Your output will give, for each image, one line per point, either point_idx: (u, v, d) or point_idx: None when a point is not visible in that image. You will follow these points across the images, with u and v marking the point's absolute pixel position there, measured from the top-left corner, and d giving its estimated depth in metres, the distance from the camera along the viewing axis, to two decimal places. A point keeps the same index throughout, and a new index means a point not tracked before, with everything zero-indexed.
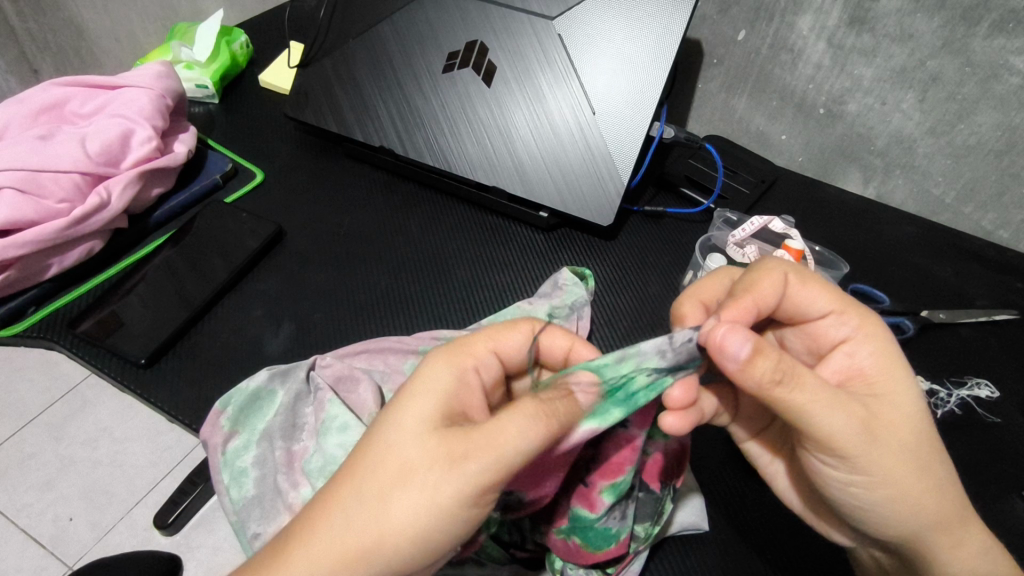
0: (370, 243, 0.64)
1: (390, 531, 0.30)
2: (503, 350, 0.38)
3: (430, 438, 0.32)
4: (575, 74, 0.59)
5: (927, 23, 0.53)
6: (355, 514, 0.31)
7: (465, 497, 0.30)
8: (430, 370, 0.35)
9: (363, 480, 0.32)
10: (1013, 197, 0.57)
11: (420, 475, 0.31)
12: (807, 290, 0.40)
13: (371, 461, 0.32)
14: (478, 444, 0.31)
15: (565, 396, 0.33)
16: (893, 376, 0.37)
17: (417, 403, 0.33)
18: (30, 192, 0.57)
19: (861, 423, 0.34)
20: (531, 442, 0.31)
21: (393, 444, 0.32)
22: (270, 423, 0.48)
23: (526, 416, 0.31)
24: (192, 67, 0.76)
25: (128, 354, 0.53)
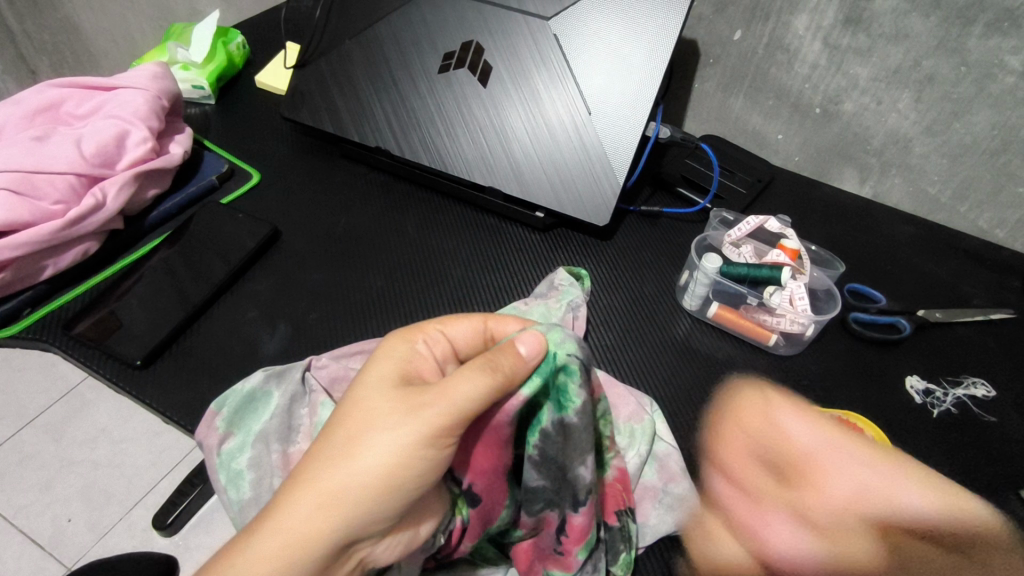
0: (366, 244, 0.64)
1: (357, 477, 0.34)
2: (452, 332, 0.42)
3: (393, 396, 0.36)
4: (571, 73, 0.59)
5: (922, 23, 0.53)
6: (327, 460, 0.34)
7: (424, 437, 0.34)
8: (387, 346, 0.40)
9: (336, 432, 0.36)
10: (1010, 196, 0.57)
11: (384, 422, 0.35)
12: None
13: (343, 417, 0.36)
14: (433, 395, 0.35)
15: (507, 349, 0.36)
16: None
17: (379, 369, 0.38)
18: (25, 193, 0.57)
19: None
20: (478, 392, 0.34)
21: (360, 401, 0.36)
22: (266, 425, 0.47)
23: (473, 371, 0.35)
24: (189, 68, 0.76)
25: (123, 355, 0.53)
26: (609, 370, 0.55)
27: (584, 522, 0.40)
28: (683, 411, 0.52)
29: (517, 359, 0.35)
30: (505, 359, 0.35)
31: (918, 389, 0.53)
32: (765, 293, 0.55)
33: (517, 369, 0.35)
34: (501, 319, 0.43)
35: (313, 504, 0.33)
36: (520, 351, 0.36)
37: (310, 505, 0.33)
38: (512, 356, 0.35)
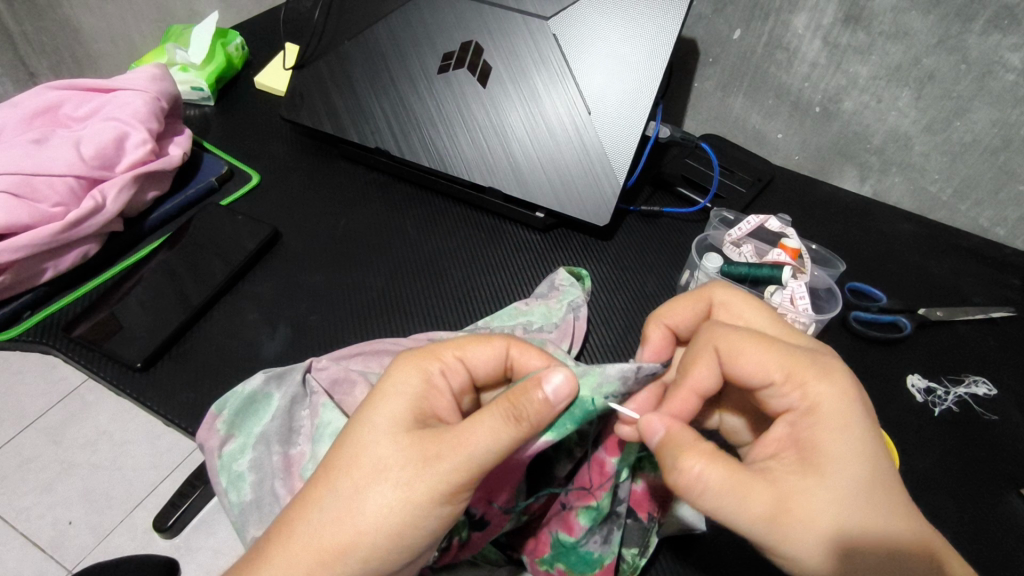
0: (366, 245, 0.64)
1: (362, 527, 0.34)
2: (470, 360, 0.40)
3: (404, 440, 0.35)
4: (571, 75, 0.59)
5: (922, 21, 0.52)
6: (333, 511, 0.34)
7: (436, 495, 0.34)
8: (398, 377, 0.38)
9: (341, 480, 0.35)
10: (1010, 193, 0.57)
11: (393, 475, 0.34)
12: (749, 353, 0.39)
13: (347, 460, 0.35)
14: (449, 444, 0.34)
15: (535, 394, 0.34)
16: (829, 448, 0.35)
17: (388, 406, 0.37)
18: (24, 196, 0.56)
19: (761, 504, 0.34)
20: (497, 444, 0.34)
21: (366, 445, 0.35)
22: (267, 426, 0.48)
23: (494, 420, 0.34)
24: (188, 69, 0.76)
25: (124, 357, 0.53)
26: None
27: (603, 485, 0.41)
28: None
29: (543, 405, 0.34)
30: (530, 408, 0.34)
31: (919, 388, 0.53)
32: (766, 293, 0.55)
33: (544, 417, 0.34)
34: (523, 346, 0.40)
35: (315, 557, 0.33)
36: (549, 398, 0.34)
37: (312, 557, 0.33)
38: (538, 403, 0.34)
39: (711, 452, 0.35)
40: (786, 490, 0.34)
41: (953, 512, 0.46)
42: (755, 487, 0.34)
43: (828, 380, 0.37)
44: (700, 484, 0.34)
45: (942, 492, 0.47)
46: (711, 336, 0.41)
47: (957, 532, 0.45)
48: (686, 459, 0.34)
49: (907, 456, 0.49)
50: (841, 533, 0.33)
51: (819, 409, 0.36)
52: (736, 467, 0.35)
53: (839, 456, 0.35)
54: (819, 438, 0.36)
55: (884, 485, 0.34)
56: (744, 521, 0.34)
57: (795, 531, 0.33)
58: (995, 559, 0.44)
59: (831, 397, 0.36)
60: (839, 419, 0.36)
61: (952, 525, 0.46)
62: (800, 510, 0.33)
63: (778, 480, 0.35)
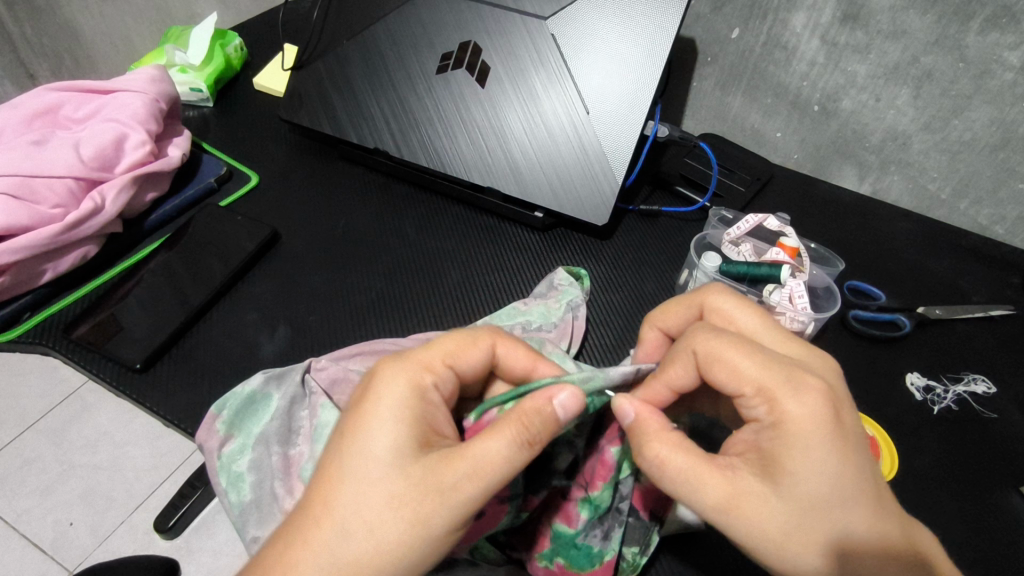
0: (365, 245, 0.64)
1: (377, 562, 0.33)
2: (461, 365, 0.40)
3: (413, 470, 0.34)
4: (569, 74, 0.59)
5: (921, 19, 0.52)
6: (342, 549, 0.33)
7: (454, 523, 0.34)
8: (392, 395, 0.37)
9: (349, 518, 0.33)
10: (1009, 192, 0.57)
11: (408, 507, 0.33)
12: (727, 361, 0.37)
13: (352, 496, 0.34)
14: (465, 471, 0.34)
15: (546, 416, 0.35)
16: (787, 452, 0.34)
17: (388, 433, 0.35)
18: (24, 197, 0.57)
19: (713, 501, 0.34)
20: (514, 467, 0.34)
21: (372, 477, 0.34)
22: (266, 427, 0.47)
23: (508, 444, 0.34)
24: (187, 70, 0.76)
25: (123, 358, 0.53)
26: None
27: (600, 475, 0.41)
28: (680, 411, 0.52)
29: (553, 423, 0.35)
30: (542, 428, 0.35)
31: (919, 386, 0.53)
32: (765, 292, 0.55)
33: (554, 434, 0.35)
34: (510, 345, 0.42)
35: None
36: (559, 417, 0.35)
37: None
38: (550, 422, 0.35)
39: (677, 440, 0.36)
40: (738, 486, 0.34)
41: (953, 511, 0.46)
42: (709, 482, 0.34)
43: (802, 396, 0.35)
44: (661, 467, 0.36)
45: (942, 491, 0.47)
46: (690, 340, 0.40)
47: (956, 530, 0.45)
48: (651, 444, 0.36)
49: (907, 455, 0.49)
50: (784, 536, 0.33)
51: (786, 424, 0.35)
52: (697, 457, 0.35)
53: (796, 470, 0.34)
54: (779, 450, 0.35)
55: (841, 502, 0.33)
56: (693, 508, 0.35)
57: (745, 527, 0.34)
58: (995, 559, 0.44)
59: (802, 414, 0.35)
60: (806, 436, 0.34)
61: (953, 523, 0.46)
62: (751, 508, 0.34)
63: (736, 478, 0.35)
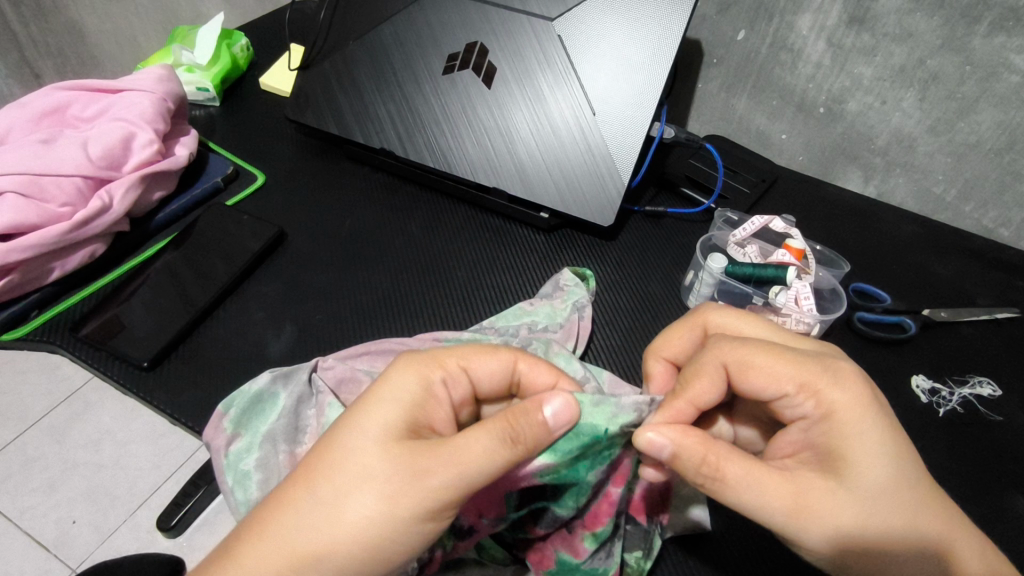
0: (371, 245, 0.65)
1: (339, 533, 0.33)
2: (475, 370, 0.40)
3: (394, 449, 0.35)
4: (575, 75, 0.59)
5: (927, 22, 0.53)
6: (307, 515, 0.34)
7: (421, 511, 0.33)
8: (396, 380, 0.38)
9: (322, 483, 0.34)
10: (1014, 194, 0.57)
11: (379, 484, 0.34)
12: (760, 364, 0.39)
13: (332, 464, 0.35)
14: (442, 458, 0.34)
15: (535, 419, 0.35)
16: (846, 441, 0.36)
17: (381, 412, 0.36)
18: (32, 195, 0.57)
19: (787, 505, 0.35)
20: (493, 462, 0.34)
21: (354, 449, 0.35)
22: (273, 425, 0.48)
23: (492, 438, 0.34)
24: (193, 70, 0.75)
25: (130, 356, 0.53)
26: (621, 372, 0.55)
27: (605, 511, 0.41)
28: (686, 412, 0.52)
29: (541, 427, 0.35)
30: (528, 430, 0.35)
31: (924, 388, 0.53)
32: (770, 293, 0.55)
33: (540, 440, 0.35)
34: (531, 362, 0.41)
35: (287, 561, 0.33)
36: (547, 421, 0.35)
37: (283, 562, 0.33)
38: (536, 425, 0.35)
39: (727, 452, 0.36)
40: (805, 487, 0.35)
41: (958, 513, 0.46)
42: (778, 486, 0.35)
43: (843, 385, 0.37)
44: (720, 479, 0.35)
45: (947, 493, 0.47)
46: (717, 351, 0.40)
47: None
48: (719, 461, 0.35)
49: None
50: (862, 529, 0.34)
51: (836, 414, 0.37)
52: (755, 465, 0.35)
53: (858, 459, 0.35)
54: (836, 442, 0.36)
55: (906, 485, 0.35)
56: (763, 516, 0.35)
57: (822, 525, 0.34)
58: None
59: (847, 402, 0.37)
60: (857, 424, 0.36)
61: None
62: (823, 505, 0.34)
63: (801, 477, 0.35)
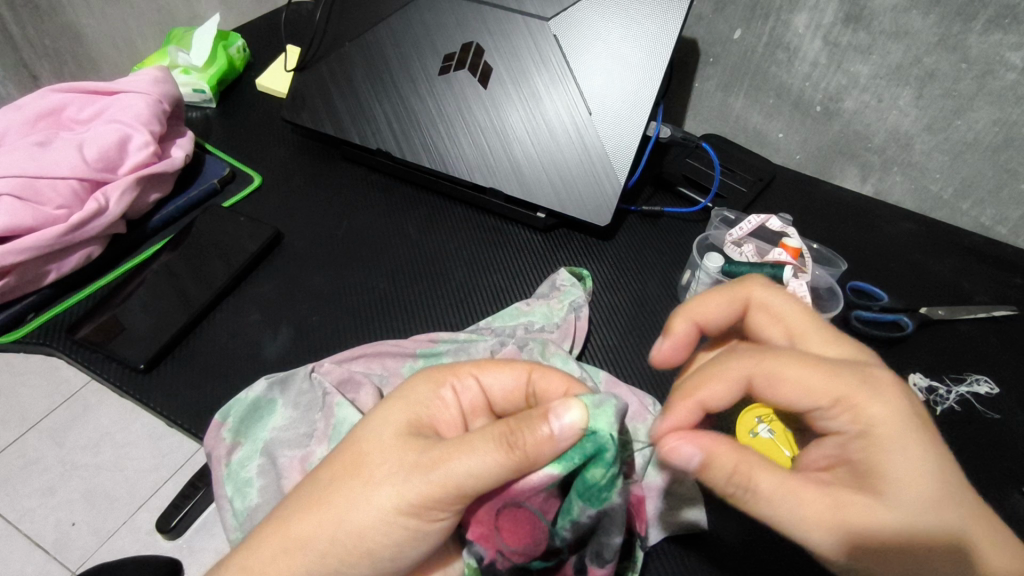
0: (368, 246, 0.65)
1: (329, 522, 0.34)
2: (487, 380, 0.39)
3: (393, 442, 0.35)
4: (571, 74, 0.59)
5: (923, 20, 0.52)
6: (305, 501, 0.35)
7: (407, 506, 0.33)
8: (409, 385, 0.39)
9: (324, 471, 0.36)
10: (1012, 192, 0.57)
11: (372, 473, 0.34)
12: (789, 381, 0.36)
13: (339, 455, 0.36)
14: (434, 456, 0.33)
15: (534, 425, 0.33)
16: (884, 455, 0.34)
17: (390, 411, 0.37)
18: (27, 198, 0.57)
19: (826, 522, 0.33)
20: (483, 467, 0.32)
21: (359, 440, 0.36)
22: (273, 432, 0.49)
23: (486, 443, 0.33)
24: (189, 72, 0.76)
25: (127, 359, 0.53)
26: (613, 370, 0.55)
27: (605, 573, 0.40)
28: None
29: (543, 437, 0.32)
30: (528, 437, 0.32)
31: (921, 386, 0.53)
32: None
33: (541, 450, 0.32)
34: (545, 371, 0.39)
35: (280, 544, 0.34)
36: (552, 430, 0.33)
37: (277, 545, 0.34)
38: (539, 435, 0.32)
39: (761, 463, 0.34)
40: (842, 503, 0.33)
41: None
42: (814, 500, 0.33)
43: (882, 397, 0.35)
44: (753, 490, 0.34)
45: None
46: (747, 362, 0.38)
47: None
48: (752, 475, 0.33)
49: None
50: (901, 548, 0.32)
51: (874, 428, 0.34)
52: (789, 478, 0.34)
53: (899, 475, 0.33)
54: (874, 458, 0.34)
55: (949, 503, 0.33)
56: (797, 529, 0.33)
57: (860, 542, 0.32)
58: None
59: (891, 412, 0.34)
60: (897, 440, 0.34)
61: None
62: (861, 521, 0.32)
63: (838, 493, 0.33)
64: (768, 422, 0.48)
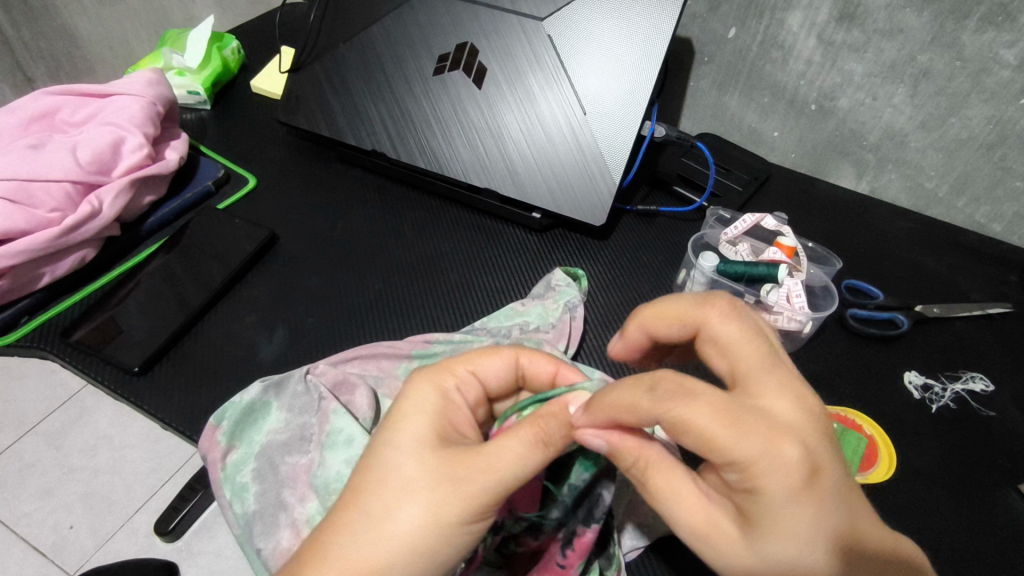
0: (365, 247, 0.64)
1: (393, 549, 0.32)
2: (483, 372, 0.40)
3: (432, 459, 0.34)
4: (566, 75, 0.59)
5: (917, 18, 0.52)
6: (362, 533, 0.33)
7: (473, 515, 0.33)
8: (415, 394, 0.38)
9: (370, 499, 0.34)
10: (1007, 189, 0.57)
11: (425, 493, 0.33)
12: (724, 342, 0.34)
13: (382, 484, 0.34)
14: (481, 464, 0.33)
15: (557, 414, 0.35)
16: (767, 514, 0.29)
17: (413, 425, 0.36)
18: (21, 202, 0.57)
19: (693, 532, 0.31)
20: (531, 466, 0.34)
21: (399, 464, 0.34)
22: (268, 436, 0.48)
23: (524, 443, 0.34)
24: (184, 74, 0.76)
25: (122, 362, 0.53)
26: (608, 370, 0.55)
27: (592, 536, 0.40)
28: None
29: (569, 427, 0.35)
30: (557, 429, 0.34)
31: (917, 384, 0.53)
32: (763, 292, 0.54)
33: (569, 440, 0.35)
34: (531, 354, 0.41)
35: None
36: (569, 411, 0.35)
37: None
38: (565, 425, 0.35)
39: (662, 456, 0.33)
40: (715, 521, 0.31)
41: (950, 509, 0.46)
42: (692, 507, 0.31)
43: (783, 458, 0.28)
44: (647, 484, 0.33)
45: (941, 490, 0.47)
46: (698, 320, 0.35)
47: (952, 530, 0.45)
48: (649, 472, 0.33)
49: (906, 452, 0.49)
50: None
51: (764, 491, 0.28)
52: (684, 473, 0.33)
53: (773, 530, 0.29)
54: (756, 513, 0.29)
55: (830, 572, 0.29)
56: (676, 532, 0.32)
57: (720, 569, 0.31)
58: (991, 556, 0.44)
59: (793, 468, 0.28)
60: (792, 505, 0.28)
61: (943, 519, 0.46)
62: (726, 552, 0.30)
63: (710, 513, 0.31)
64: None
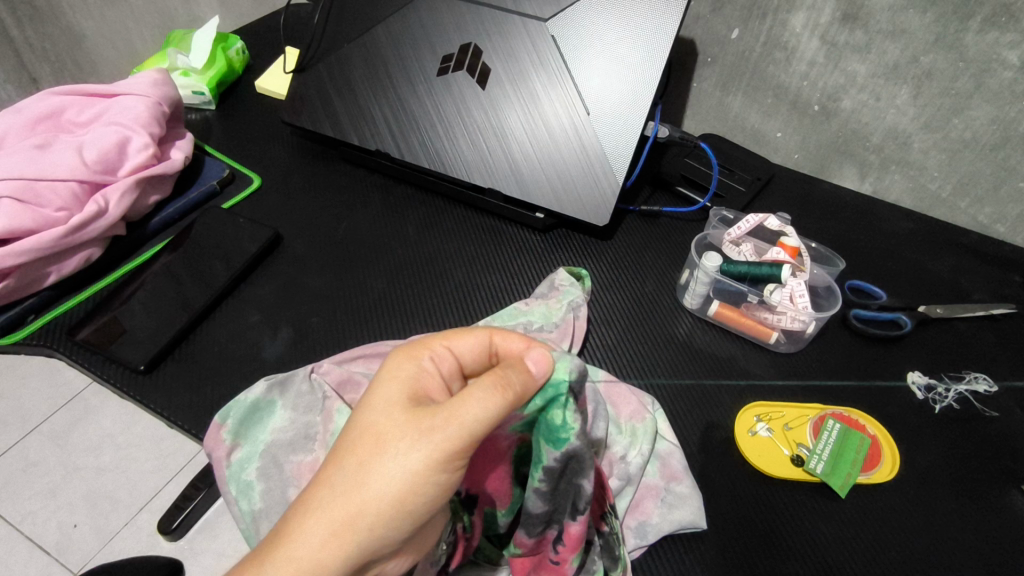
0: (367, 247, 0.65)
1: (363, 503, 0.32)
2: (461, 349, 0.38)
3: (399, 417, 0.34)
4: (569, 74, 0.60)
5: (920, 19, 0.53)
6: (335, 491, 0.33)
7: (436, 463, 0.32)
8: (390, 365, 0.37)
9: (341, 459, 0.34)
10: (1010, 190, 0.57)
11: (392, 448, 0.33)
12: None
13: (349, 440, 0.34)
14: (441, 415, 0.33)
15: (515, 366, 0.34)
16: None
17: (383, 389, 0.36)
18: (28, 201, 0.57)
19: None
20: (489, 413, 0.32)
21: (366, 424, 0.34)
22: (272, 434, 0.48)
23: (483, 390, 0.33)
24: (189, 74, 0.76)
25: (127, 360, 0.54)
26: (611, 369, 0.55)
27: (580, 530, 0.40)
28: (685, 414, 0.52)
29: (525, 374, 0.34)
30: (513, 376, 0.33)
31: (920, 385, 0.52)
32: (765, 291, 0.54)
33: (527, 386, 0.33)
34: (506, 333, 0.38)
35: (325, 533, 0.32)
36: (528, 367, 0.34)
37: (322, 532, 0.32)
38: (521, 372, 0.34)
39: None
40: None
41: (953, 509, 0.46)
42: None
43: None
44: None
45: (944, 490, 0.47)
46: None
47: (955, 530, 0.45)
48: None
49: (909, 453, 0.49)
50: None
51: None
52: None
53: None
54: None
55: None
56: None
57: None
58: (995, 557, 0.44)
59: None
60: None
61: (947, 520, 0.46)
62: None
63: None
64: (767, 422, 0.50)
